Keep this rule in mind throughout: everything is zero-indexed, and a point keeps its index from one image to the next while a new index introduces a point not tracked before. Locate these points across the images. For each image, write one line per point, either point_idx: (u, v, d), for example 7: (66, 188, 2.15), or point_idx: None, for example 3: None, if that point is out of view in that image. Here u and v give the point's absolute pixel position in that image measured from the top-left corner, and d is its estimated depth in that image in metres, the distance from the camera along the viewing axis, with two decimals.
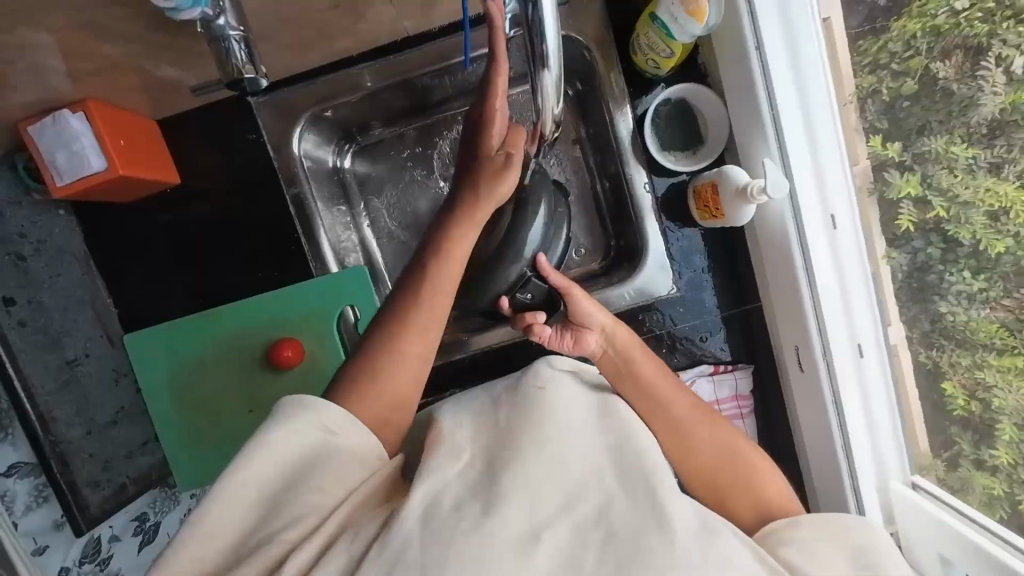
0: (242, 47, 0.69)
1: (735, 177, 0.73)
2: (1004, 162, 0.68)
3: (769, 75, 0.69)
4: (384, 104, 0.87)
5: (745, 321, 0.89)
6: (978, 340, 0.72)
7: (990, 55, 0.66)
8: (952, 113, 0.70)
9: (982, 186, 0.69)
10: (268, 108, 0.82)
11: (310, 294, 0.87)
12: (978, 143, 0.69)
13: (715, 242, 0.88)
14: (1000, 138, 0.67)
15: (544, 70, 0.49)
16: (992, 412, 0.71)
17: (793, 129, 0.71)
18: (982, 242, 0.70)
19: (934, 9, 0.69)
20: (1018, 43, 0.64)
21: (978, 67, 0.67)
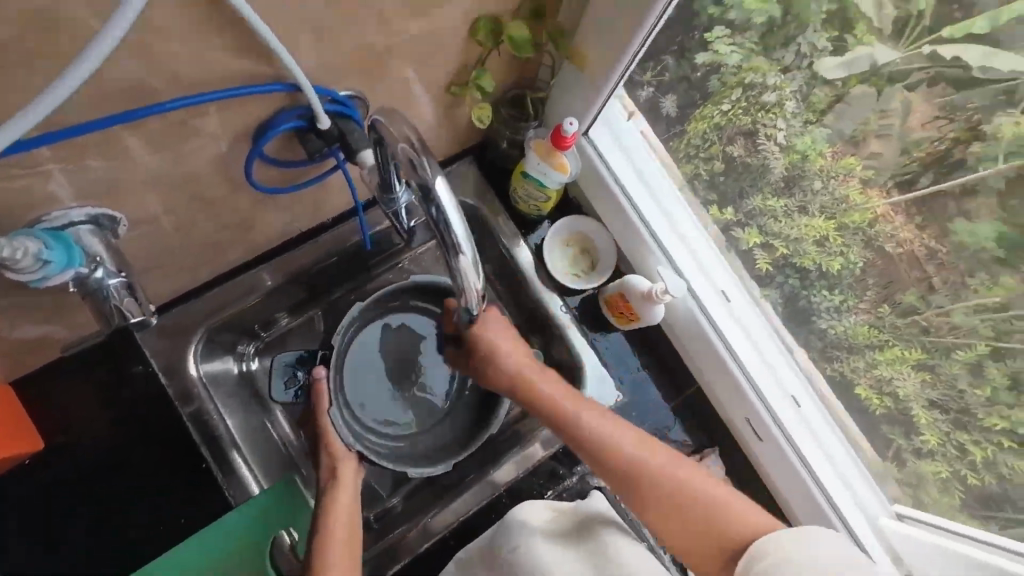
0: (125, 291, 0.62)
1: (633, 284, 0.81)
2: (805, 205, 0.76)
3: (634, 202, 0.83)
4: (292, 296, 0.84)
5: (691, 402, 0.92)
6: (861, 343, 0.78)
7: (765, 135, 0.75)
8: (756, 178, 0.79)
9: (802, 224, 0.78)
10: (156, 332, 0.75)
11: (234, 533, 0.72)
12: (783, 196, 0.77)
13: (636, 338, 0.92)
14: (795, 189, 0.76)
15: (459, 255, 0.52)
16: (903, 402, 0.77)
17: (668, 237, 0.84)
18: (822, 264, 0.77)
19: (709, 111, 0.78)
20: (775, 124, 0.74)
21: (760, 145, 0.76)
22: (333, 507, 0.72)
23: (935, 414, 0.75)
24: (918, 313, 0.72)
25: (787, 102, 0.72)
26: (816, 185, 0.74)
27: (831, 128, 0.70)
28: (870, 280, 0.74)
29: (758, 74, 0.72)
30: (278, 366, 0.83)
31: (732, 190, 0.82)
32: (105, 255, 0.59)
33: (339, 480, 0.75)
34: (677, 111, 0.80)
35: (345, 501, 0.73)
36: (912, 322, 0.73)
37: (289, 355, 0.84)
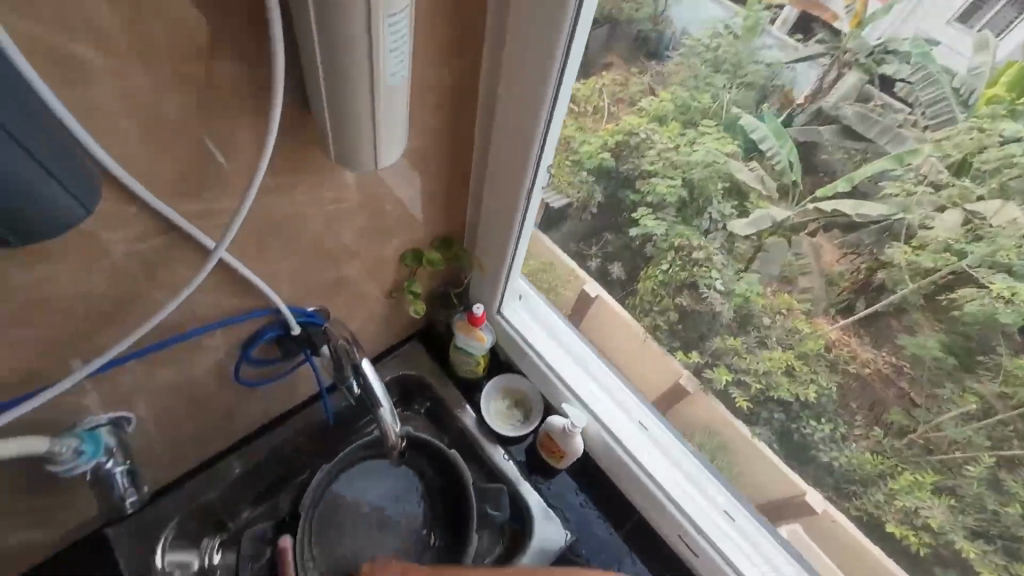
0: (126, 476, 0.75)
1: (555, 422, 0.95)
2: (757, 344, 1.04)
3: (549, 361, 1.03)
4: (252, 484, 0.94)
5: (637, 531, 0.98)
6: (871, 473, 1.00)
7: (704, 289, 1.04)
8: (690, 332, 1.07)
9: (768, 357, 1.04)
10: (126, 533, 0.85)
11: None
12: (739, 333, 1.05)
13: (576, 473, 1.02)
14: (750, 329, 1.04)
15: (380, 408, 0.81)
16: (929, 520, 0.95)
17: (582, 385, 1.01)
18: (799, 395, 1.02)
19: (653, 270, 1.06)
20: (710, 279, 1.04)
21: (703, 294, 1.05)
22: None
23: (981, 544, 0.92)
24: (908, 431, 0.95)
25: (714, 255, 1.03)
26: (763, 331, 1.03)
27: (759, 273, 1.02)
28: (852, 402, 0.99)
29: (687, 239, 1.03)
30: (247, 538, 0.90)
31: (692, 338, 1.08)
32: (116, 447, 0.73)
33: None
34: (625, 275, 1.08)
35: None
36: (914, 444, 0.96)
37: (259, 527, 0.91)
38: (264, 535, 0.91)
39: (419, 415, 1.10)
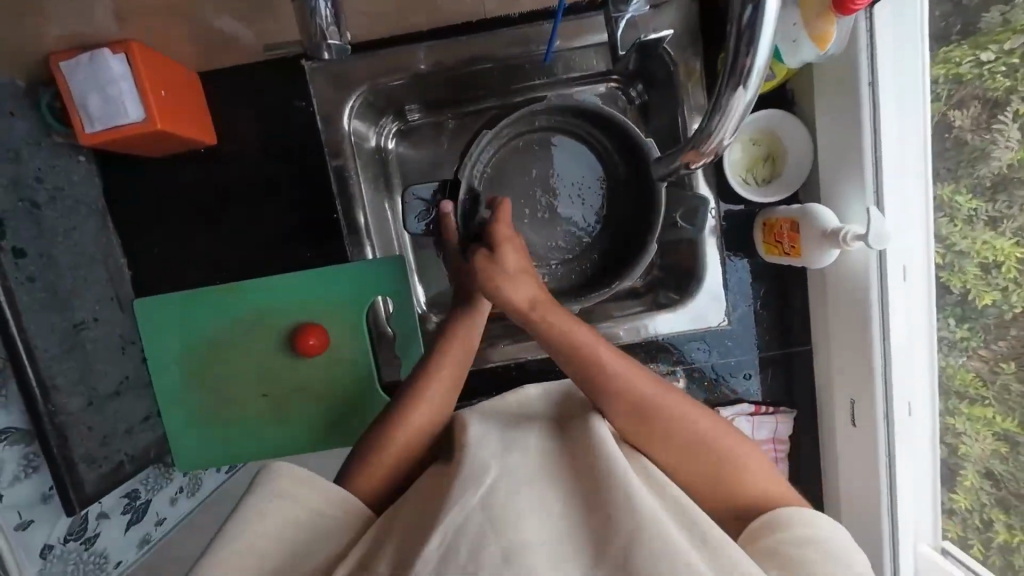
0: (328, 6, 0.62)
1: (819, 216, 0.66)
2: (1001, 218, 0.65)
3: (879, 114, 0.62)
4: (432, 92, 0.82)
5: (790, 361, 0.84)
6: (952, 387, 0.71)
7: (1009, 110, 0.62)
8: (963, 161, 0.66)
9: (980, 239, 0.66)
10: (322, 74, 0.77)
11: (340, 281, 0.80)
12: (981, 196, 0.66)
13: (766, 274, 0.83)
14: (1002, 194, 0.64)
15: (739, 90, 0.47)
16: (958, 458, 0.73)
17: (892, 178, 0.64)
18: (971, 292, 0.68)
19: (961, 57, 0.64)
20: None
21: (995, 120, 0.63)
22: (460, 334, 0.71)
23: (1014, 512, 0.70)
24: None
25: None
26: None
27: None
28: (1016, 333, 0.66)
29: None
30: (409, 198, 0.79)
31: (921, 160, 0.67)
32: None
33: (476, 311, 0.72)
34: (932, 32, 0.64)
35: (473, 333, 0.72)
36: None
37: (420, 188, 0.79)
38: (426, 198, 0.79)
39: (628, 105, 0.88)
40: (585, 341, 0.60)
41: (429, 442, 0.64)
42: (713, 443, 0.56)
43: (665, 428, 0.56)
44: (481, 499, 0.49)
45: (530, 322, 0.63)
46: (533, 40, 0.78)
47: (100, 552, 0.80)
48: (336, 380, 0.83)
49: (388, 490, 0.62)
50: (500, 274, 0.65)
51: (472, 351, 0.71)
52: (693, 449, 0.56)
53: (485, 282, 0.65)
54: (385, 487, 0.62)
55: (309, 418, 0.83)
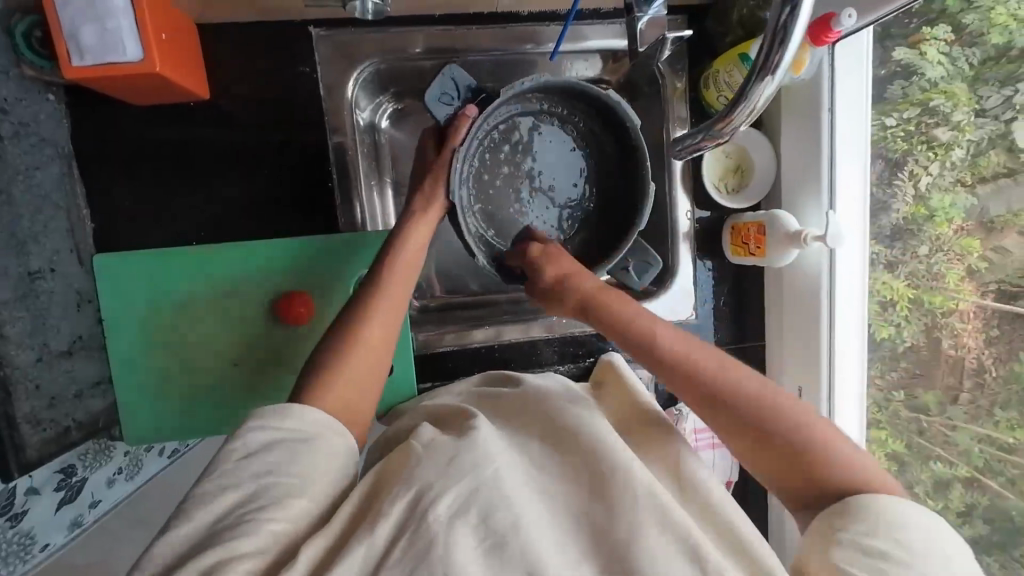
0: None
1: (784, 221, 0.75)
2: (897, 263, 0.79)
3: (835, 135, 0.74)
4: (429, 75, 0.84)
5: (746, 355, 0.93)
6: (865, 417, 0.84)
7: (905, 170, 0.75)
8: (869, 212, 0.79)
9: (881, 280, 0.80)
10: (329, 42, 0.77)
11: (330, 250, 0.79)
12: (883, 241, 0.79)
13: (729, 275, 0.91)
14: (898, 241, 0.78)
15: (768, 79, 0.47)
16: None
17: (846, 191, 0.76)
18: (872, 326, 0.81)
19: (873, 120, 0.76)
20: (926, 165, 0.73)
21: (894, 178, 0.76)
22: (406, 244, 0.70)
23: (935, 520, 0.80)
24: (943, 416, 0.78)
25: (956, 148, 0.71)
26: (921, 248, 0.76)
27: (977, 200, 0.71)
28: (906, 363, 0.80)
29: (947, 100, 0.70)
30: (445, 76, 0.71)
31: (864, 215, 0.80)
32: None
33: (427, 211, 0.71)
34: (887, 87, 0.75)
35: (419, 245, 0.70)
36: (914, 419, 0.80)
37: (462, 74, 0.72)
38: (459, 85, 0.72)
39: None
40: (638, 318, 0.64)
41: (384, 346, 0.64)
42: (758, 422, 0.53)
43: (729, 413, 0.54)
44: (495, 471, 0.50)
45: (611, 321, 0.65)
46: (538, 40, 0.84)
47: (25, 533, 0.71)
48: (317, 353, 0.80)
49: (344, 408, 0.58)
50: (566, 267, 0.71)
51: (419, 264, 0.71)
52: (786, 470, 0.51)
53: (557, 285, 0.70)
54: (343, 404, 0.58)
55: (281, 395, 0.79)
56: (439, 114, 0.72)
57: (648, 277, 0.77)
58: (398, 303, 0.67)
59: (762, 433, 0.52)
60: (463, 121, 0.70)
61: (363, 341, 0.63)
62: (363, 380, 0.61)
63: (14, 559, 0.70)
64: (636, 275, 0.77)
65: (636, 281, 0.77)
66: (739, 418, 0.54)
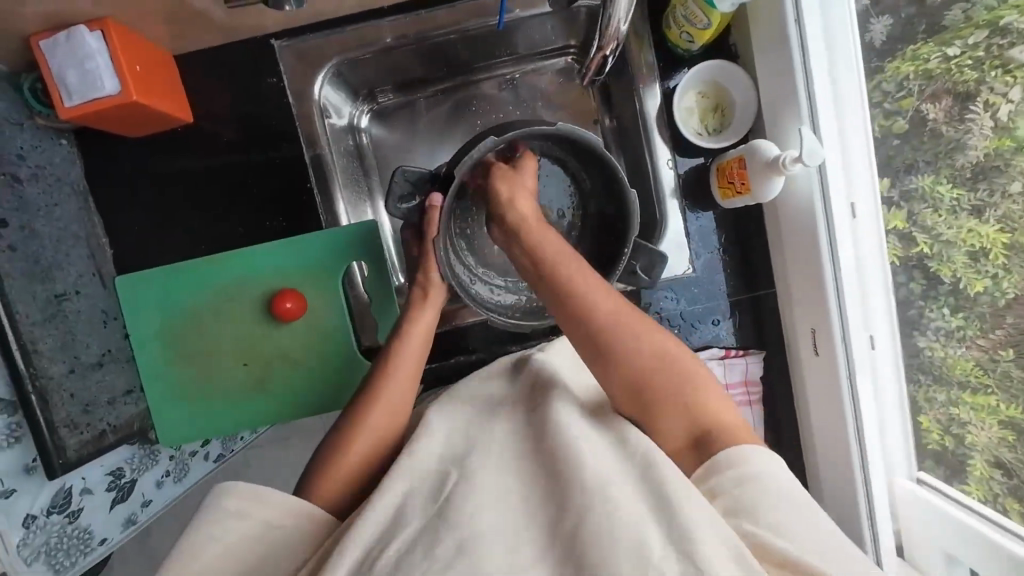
0: None
1: (764, 150, 0.70)
2: (985, 206, 0.63)
3: (807, 50, 0.67)
4: (397, 71, 0.88)
5: (756, 305, 0.86)
6: (954, 378, 0.70)
7: (979, 100, 0.62)
8: (938, 155, 0.67)
9: (965, 227, 0.66)
10: (291, 52, 0.81)
11: (314, 248, 0.83)
12: (963, 184, 0.65)
13: (726, 221, 0.86)
14: (982, 182, 0.63)
15: None
16: (966, 448, 0.69)
17: (827, 110, 0.68)
18: (962, 280, 0.67)
19: (929, 53, 0.66)
20: (1005, 91, 0.60)
21: (967, 112, 0.64)
22: (411, 330, 0.76)
23: None
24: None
25: None
26: (1014, 186, 0.61)
27: None
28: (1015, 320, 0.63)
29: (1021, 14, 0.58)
30: (398, 177, 0.75)
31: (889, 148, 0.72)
32: None
33: (427, 301, 0.78)
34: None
35: (427, 323, 0.77)
36: None
37: (412, 170, 0.75)
38: (416, 179, 0.76)
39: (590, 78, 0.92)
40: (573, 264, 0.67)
41: (394, 420, 0.70)
42: (669, 361, 0.60)
43: (656, 375, 0.59)
44: (445, 495, 0.52)
45: (549, 267, 0.66)
46: (489, 10, 0.82)
47: (83, 529, 0.79)
48: (316, 347, 0.85)
49: (351, 492, 0.65)
50: (518, 189, 0.73)
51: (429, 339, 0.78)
52: (672, 400, 0.58)
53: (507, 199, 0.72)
54: (354, 487, 0.65)
55: (290, 386, 0.85)
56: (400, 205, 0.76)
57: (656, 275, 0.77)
58: (410, 377, 0.73)
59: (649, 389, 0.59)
60: (433, 210, 0.74)
61: (370, 430, 0.68)
62: (376, 446, 0.67)
63: (75, 551, 0.78)
64: (646, 273, 0.77)
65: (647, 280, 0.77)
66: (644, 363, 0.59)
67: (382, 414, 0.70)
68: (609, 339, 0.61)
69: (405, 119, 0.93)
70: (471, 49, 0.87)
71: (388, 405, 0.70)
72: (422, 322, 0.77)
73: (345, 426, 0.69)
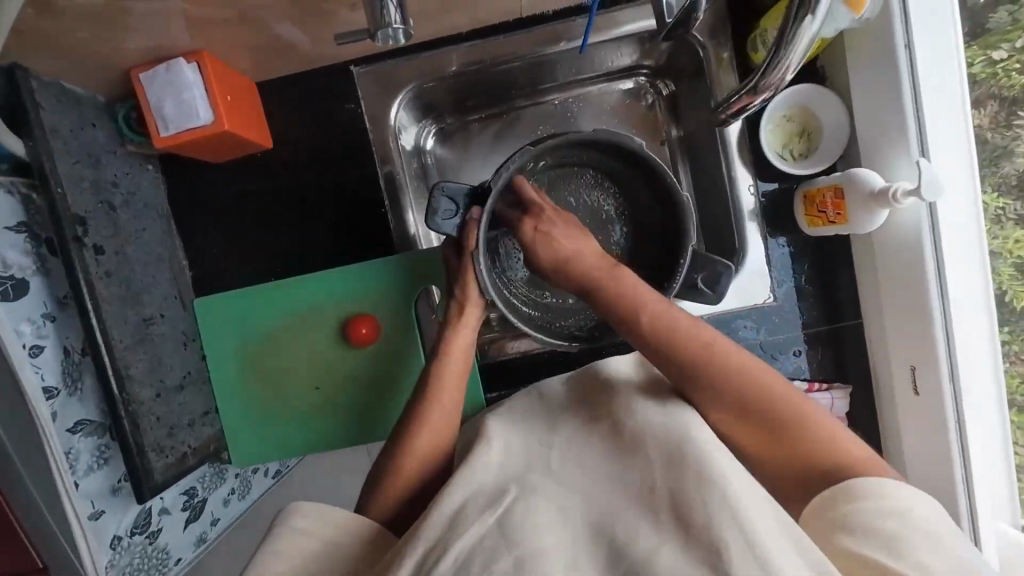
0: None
1: (867, 180, 0.67)
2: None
3: (917, 76, 0.64)
4: (465, 93, 0.88)
5: (839, 336, 0.83)
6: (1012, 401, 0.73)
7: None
8: (986, 160, 0.69)
9: (1009, 235, 0.70)
10: (369, 76, 0.82)
11: (386, 273, 0.83)
12: (1005, 192, 0.70)
13: (809, 249, 0.82)
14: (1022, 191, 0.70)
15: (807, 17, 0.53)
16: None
17: (934, 138, 0.65)
18: (1009, 293, 0.70)
19: (977, 55, 0.68)
20: None
21: (1013, 118, 0.69)
22: (452, 350, 0.71)
23: None
24: None
25: None
26: None
27: None
28: None
29: None
30: (438, 193, 0.68)
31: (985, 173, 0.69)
32: None
33: (464, 319, 0.72)
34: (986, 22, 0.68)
35: (466, 343, 0.72)
36: None
37: (453, 185, 0.68)
38: (455, 194, 0.69)
39: (656, 98, 0.91)
40: (629, 289, 0.61)
41: (441, 444, 0.66)
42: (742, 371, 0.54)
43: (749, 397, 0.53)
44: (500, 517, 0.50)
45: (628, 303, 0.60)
46: (564, 35, 0.82)
47: (162, 548, 0.81)
48: (387, 371, 0.84)
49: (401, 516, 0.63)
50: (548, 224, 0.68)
51: (469, 357, 0.72)
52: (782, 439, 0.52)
53: (557, 254, 0.67)
54: (399, 512, 0.63)
55: (360, 410, 0.84)
56: (444, 226, 0.69)
57: (723, 284, 0.73)
58: (452, 398, 0.68)
59: (772, 424, 0.52)
60: (473, 227, 0.68)
61: (415, 454, 0.65)
62: (423, 471, 0.64)
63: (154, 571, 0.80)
64: (709, 287, 0.73)
65: (710, 294, 0.74)
66: (731, 390, 0.54)
67: (426, 440, 0.66)
68: (687, 342, 0.56)
69: (473, 139, 0.93)
70: (543, 72, 0.87)
71: (433, 424, 0.66)
72: (461, 340, 0.72)
73: (388, 451, 0.66)
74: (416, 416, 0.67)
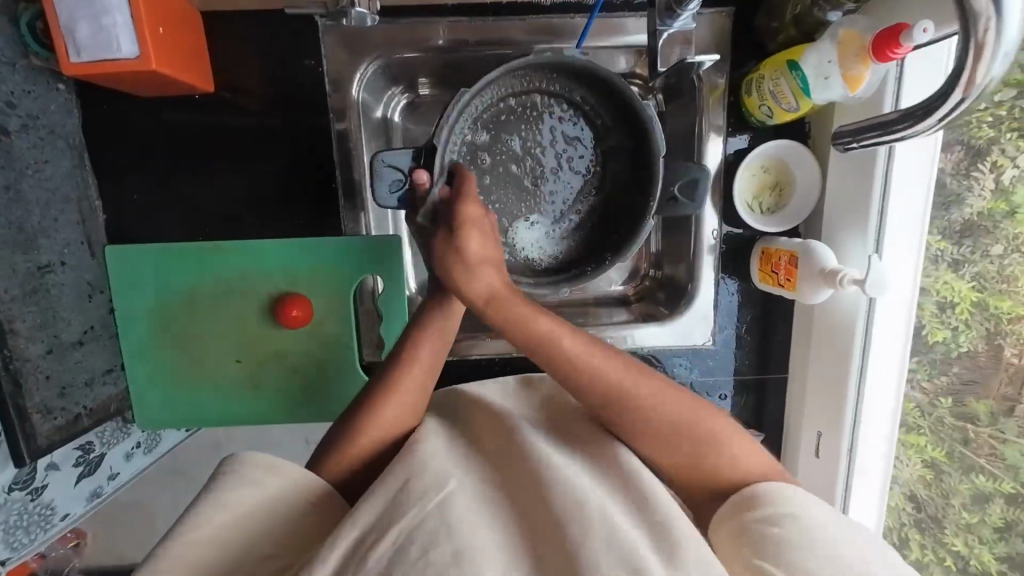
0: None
1: (822, 257, 0.68)
2: (963, 261, 0.67)
3: (892, 160, 0.63)
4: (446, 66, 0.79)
5: (762, 387, 0.86)
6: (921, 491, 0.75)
7: (988, 160, 0.63)
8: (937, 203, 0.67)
9: (942, 278, 0.68)
10: (336, 33, 0.73)
11: (327, 253, 0.77)
12: (950, 238, 0.67)
13: (756, 300, 0.83)
14: (968, 239, 0.66)
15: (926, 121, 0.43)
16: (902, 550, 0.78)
17: (896, 225, 0.65)
18: (925, 326, 0.70)
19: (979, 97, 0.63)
20: (1015, 155, 0.61)
21: (974, 168, 0.64)
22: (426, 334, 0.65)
23: None
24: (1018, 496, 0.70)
25: None
26: (995, 248, 0.65)
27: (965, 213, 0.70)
28: (957, 369, 0.70)
29: None
30: (376, 163, 0.60)
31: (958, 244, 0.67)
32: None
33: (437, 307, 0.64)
34: None
35: (442, 323, 0.65)
36: (958, 426, 0.72)
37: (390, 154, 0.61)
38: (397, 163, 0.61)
39: None
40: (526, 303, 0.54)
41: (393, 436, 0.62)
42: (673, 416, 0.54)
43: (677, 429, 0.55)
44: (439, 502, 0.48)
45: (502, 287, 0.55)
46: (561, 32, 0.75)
47: (46, 504, 0.76)
48: (315, 355, 0.80)
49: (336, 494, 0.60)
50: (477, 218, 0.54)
51: (447, 344, 0.66)
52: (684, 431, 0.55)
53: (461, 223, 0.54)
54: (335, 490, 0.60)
55: (281, 390, 0.81)
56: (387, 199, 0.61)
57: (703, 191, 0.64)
58: (417, 384, 0.63)
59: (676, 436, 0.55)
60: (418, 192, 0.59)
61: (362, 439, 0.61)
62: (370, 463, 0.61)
63: (34, 528, 0.75)
64: (687, 196, 0.64)
65: (687, 205, 0.64)
66: (657, 424, 0.55)
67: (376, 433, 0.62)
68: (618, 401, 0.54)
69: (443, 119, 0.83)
70: None
71: (394, 413, 0.62)
72: (437, 323, 0.65)
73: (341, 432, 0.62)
74: (378, 401, 0.62)
